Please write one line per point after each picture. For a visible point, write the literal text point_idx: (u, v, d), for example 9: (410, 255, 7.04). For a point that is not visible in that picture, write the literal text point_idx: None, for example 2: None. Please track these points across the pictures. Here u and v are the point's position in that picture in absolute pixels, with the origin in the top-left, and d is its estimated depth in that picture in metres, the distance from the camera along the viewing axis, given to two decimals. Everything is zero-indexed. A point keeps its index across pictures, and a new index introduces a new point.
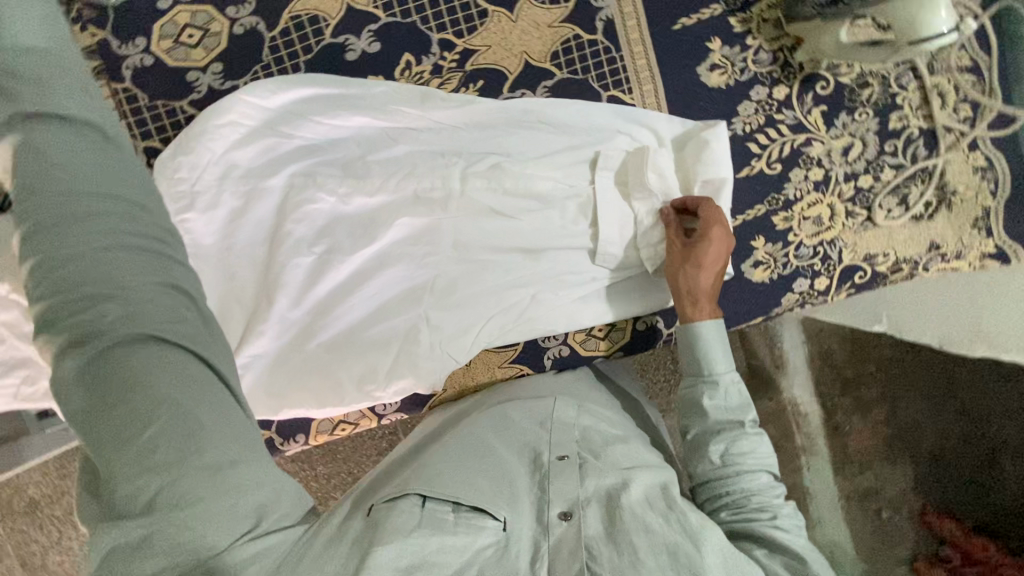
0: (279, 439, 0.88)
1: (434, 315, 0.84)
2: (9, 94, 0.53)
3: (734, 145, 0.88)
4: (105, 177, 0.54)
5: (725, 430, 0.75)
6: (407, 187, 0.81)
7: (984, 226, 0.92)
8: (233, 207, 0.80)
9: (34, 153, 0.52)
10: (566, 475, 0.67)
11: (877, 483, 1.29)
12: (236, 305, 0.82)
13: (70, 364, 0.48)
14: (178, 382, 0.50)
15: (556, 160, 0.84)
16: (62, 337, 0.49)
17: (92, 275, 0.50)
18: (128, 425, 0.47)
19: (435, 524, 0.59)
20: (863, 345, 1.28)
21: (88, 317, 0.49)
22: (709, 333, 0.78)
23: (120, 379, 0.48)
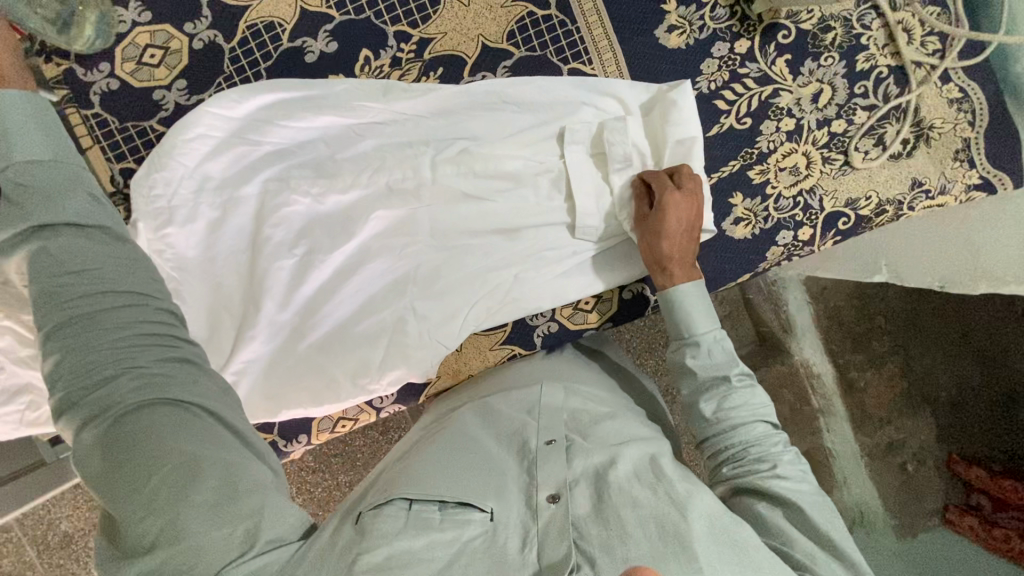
0: (282, 442, 0.89)
1: (418, 305, 0.85)
2: (22, 212, 0.54)
3: (700, 104, 0.87)
4: (120, 263, 0.56)
5: (712, 387, 0.75)
6: (379, 181, 0.82)
7: (965, 158, 0.91)
8: (212, 218, 0.82)
9: (47, 256, 0.53)
10: (553, 459, 0.67)
11: (900, 437, 1.29)
12: (225, 314, 0.83)
13: (87, 431, 0.51)
14: (191, 441, 0.52)
15: (523, 138, 0.84)
16: (79, 411, 0.51)
17: (106, 358, 0.52)
18: (140, 481, 0.50)
19: (421, 524, 0.58)
20: (868, 299, 1.31)
21: (104, 392, 0.51)
22: (691, 295, 0.79)
23: (134, 443, 0.51)
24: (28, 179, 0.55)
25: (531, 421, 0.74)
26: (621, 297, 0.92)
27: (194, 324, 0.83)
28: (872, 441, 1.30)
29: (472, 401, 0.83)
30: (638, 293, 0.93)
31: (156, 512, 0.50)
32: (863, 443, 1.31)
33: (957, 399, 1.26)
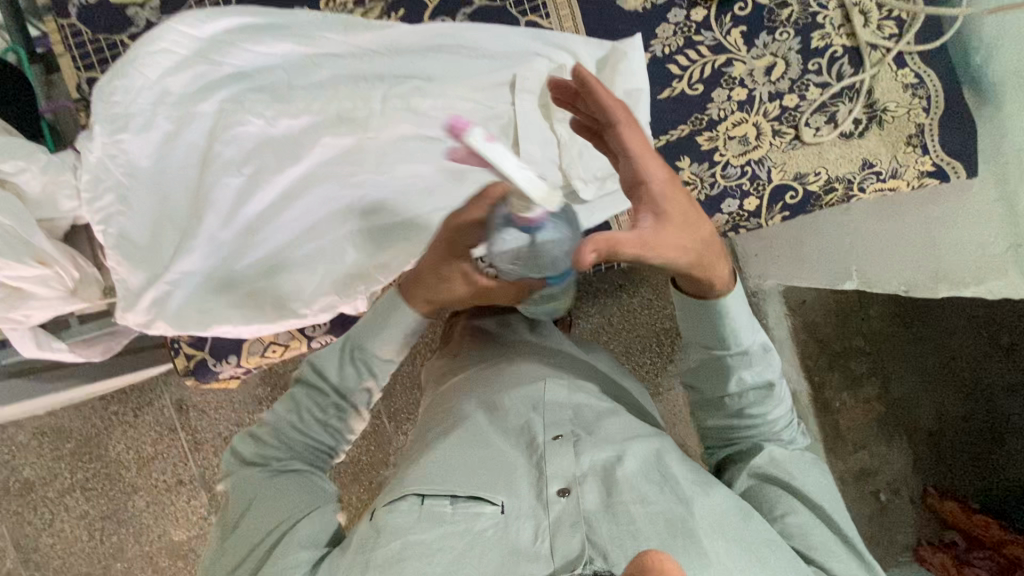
0: (212, 360, 0.91)
1: (359, 235, 0.87)
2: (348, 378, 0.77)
3: (654, 67, 0.89)
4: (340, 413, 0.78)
5: (749, 391, 0.73)
6: (330, 109, 0.86)
7: (918, 144, 0.91)
8: (167, 130, 0.85)
9: (320, 400, 0.76)
10: (561, 454, 0.69)
11: (873, 464, 1.40)
12: (171, 224, 0.86)
13: (227, 495, 0.71)
14: (299, 494, 0.69)
15: (474, 83, 0.86)
16: (257, 451, 0.74)
17: (296, 442, 0.75)
18: (260, 516, 0.67)
19: (434, 516, 0.63)
20: (849, 318, 1.43)
21: (282, 451, 0.74)
22: (736, 306, 0.70)
23: (272, 492, 0.69)
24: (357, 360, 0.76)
25: (536, 416, 0.75)
26: None
27: (137, 230, 0.84)
28: (845, 466, 1.40)
29: (479, 385, 0.83)
30: None
31: (243, 543, 0.66)
32: (835, 467, 1.41)
33: (933, 428, 1.37)
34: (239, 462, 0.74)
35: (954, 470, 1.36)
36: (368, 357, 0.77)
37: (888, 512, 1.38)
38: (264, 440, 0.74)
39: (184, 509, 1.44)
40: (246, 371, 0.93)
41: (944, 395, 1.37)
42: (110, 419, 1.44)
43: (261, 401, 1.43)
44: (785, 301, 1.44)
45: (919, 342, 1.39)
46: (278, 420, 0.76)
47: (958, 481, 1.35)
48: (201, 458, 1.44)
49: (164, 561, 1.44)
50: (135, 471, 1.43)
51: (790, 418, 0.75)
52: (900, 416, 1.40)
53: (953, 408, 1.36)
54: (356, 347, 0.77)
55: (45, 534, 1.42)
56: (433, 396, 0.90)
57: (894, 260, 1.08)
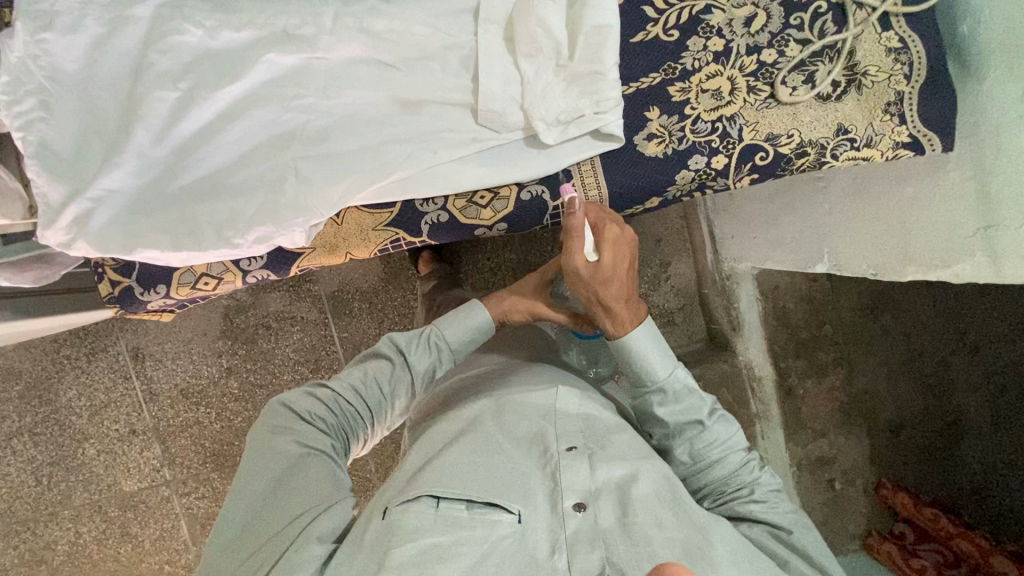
0: (139, 289, 0.86)
1: (301, 164, 0.81)
2: (407, 367, 0.78)
3: (628, 8, 0.86)
4: (377, 400, 0.76)
5: (685, 431, 0.77)
6: (276, 24, 0.79)
7: (896, 113, 0.86)
8: (96, 34, 0.77)
9: (376, 388, 0.76)
10: (576, 467, 0.66)
11: (831, 452, 1.40)
12: (96, 136, 0.79)
13: (244, 478, 0.65)
14: (319, 491, 0.65)
15: (434, 9, 0.82)
16: (289, 430, 0.70)
17: (328, 427, 0.72)
18: (283, 510, 0.63)
19: (449, 521, 0.60)
20: (819, 307, 1.41)
21: (314, 433, 0.70)
22: (643, 341, 0.78)
23: (297, 483, 0.65)
24: (419, 351, 0.79)
25: (548, 425, 0.73)
26: (519, 198, 0.87)
27: (59, 140, 0.77)
28: (802, 451, 1.42)
29: (486, 391, 0.81)
30: (537, 196, 0.87)
31: (260, 528, 0.62)
32: (792, 453, 1.44)
33: (896, 422, 1.35)
34: (277, 427, 0.70)
35: (908, 464, 1.34)
36: (443, 347, 0.81)
37: (842, 502, 1.38)
38: (319, 401, 0.73)
39: (136, 460, 1.41)
40: (176, 301, 0.90)
41: (908, 390, 1.34)
42: (61, 362, 1.38)
43: (222, 354, 1.42)
44: (757, 285, 1.46)
45: (888, 334, 1.36)
46: (340, 383, 0.75)
47: (913, 474, 1.33)
48: (158, 408, 1.41)
49: (114, 510, 1.41)
50: (86, 418, 1.40)
51: (745, 456, 0.76)
52: (863, 408, 1.38)
53: (914, 403, 1.33)
54: (436, 332, 0.80)
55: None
56: (439, 402, 0.88)
57: (868, 242, 1.08)
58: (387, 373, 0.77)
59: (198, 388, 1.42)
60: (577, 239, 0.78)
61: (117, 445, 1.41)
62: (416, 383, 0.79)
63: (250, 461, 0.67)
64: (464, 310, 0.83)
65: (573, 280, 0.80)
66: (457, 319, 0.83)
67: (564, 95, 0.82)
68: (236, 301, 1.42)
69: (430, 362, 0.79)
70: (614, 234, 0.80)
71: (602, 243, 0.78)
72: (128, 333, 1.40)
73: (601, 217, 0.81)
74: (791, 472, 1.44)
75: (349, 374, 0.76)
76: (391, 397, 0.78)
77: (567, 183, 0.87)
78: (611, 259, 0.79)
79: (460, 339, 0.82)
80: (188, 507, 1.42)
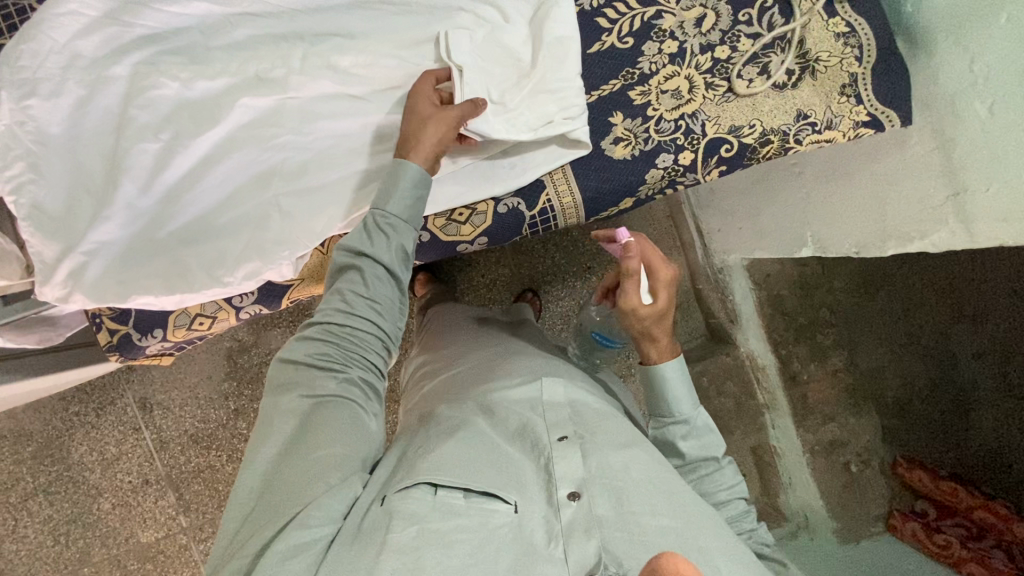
0: (136, 335, 0.89)
1: (283, 200, 0.84)
2: (375, 254, 0.70)
3: (583, 20, 0.90)
4: (369, 311, 0.70)
5: (702, 465, 0.81)
6: (249, 69, 0.83)
7: (852, 94, 0.89)
8: (78, 95, 0.81)
9: (359, 300, 0.69)
10: (568, 457, 0.68)
11: (843, 436, 1.38)
12: (84, 192, 0.82)
13: (267, 437, 0.64)
14: (341, 441, 0.64)
15: (397, 40, 0.86)
16: (294, 384, 0.67)
17: (328, 363, 0.68)
18: (300, 478, 0.61)
19: (447, 509, 0.61)
20: (813, 291, 1.42)
21: (321, 375, 0.67)
22: (674, 375, 0.82)
23: (312, 434, 0.64)
24: (376, 236, 0.70)
25: (535, 416, 0.75)
26: (497, 212, 0.89)
27: (50, 200, 0.81)
28: (814, 437, 1.40)
29: (473, 389, 0.84)
30: (514, 208, 0.90)
31: (273, 496, 0.60)
32: (803, 439, 1.42)
33: (903, 399, 1.34)
34: (284, 385, 0.68)
35: (920, 438, 1.33)
36: (391, 221, 0.71)
37: (857, 484, 1.35)
38: (316, 340, 0.69)
39: (152, 511, 1.42)
40: (174, 345, 0.92)
41: (910, 363, 1.34)
42: (71, 419, 1.40)
43: (230, 397, 1.44)
44: (749, 275, 1.47)
45: (882, 312, 1.36)
46: (321, 314, 0.69)
47: (924, 449, 1.32)
48: (170, 456, 1.42)
49: (133, 563, 1.42)
50: (100, 473, 1.41)
51: (746, 506, 0.80)
52: (870, 388, 1.37)
53: (918, 377, 1.33)
54: (378, 212, 0.71)
55: (10, 540, 1.39)
56: (429, 400, 0.90)
57: (845, 220, 1.10)
58: (357, 277, 0.70)
59: (208, 432, 1.43)
60: (637, 281, 0.78)
61: (131, 497, 1.42)
62: (392, 271, 0.71)
63: (266, 421, 0.66)
64: (388, 174, 0.73)
65: (626, 313, 0.80)
66: (392, 181, 0.73)
67: (533, 103, 0.85)
68: (238, 342, 1.44)
69: (391, 242, 0.71)
70: (667, 275, 0.81)
71: (657, 285, 0.80)
72: (136, 384, 1.42)
73: (654, 257, 0.81)
74: (804, 460, 1.41)
75: (327, 297, 0.71)
76: (381, 303, 0.70)
77: (541, 192, 0.89)
78: (664, 297, 0.80)
79: (403, 206, 0.72)
80: (206, 554, 1.43)
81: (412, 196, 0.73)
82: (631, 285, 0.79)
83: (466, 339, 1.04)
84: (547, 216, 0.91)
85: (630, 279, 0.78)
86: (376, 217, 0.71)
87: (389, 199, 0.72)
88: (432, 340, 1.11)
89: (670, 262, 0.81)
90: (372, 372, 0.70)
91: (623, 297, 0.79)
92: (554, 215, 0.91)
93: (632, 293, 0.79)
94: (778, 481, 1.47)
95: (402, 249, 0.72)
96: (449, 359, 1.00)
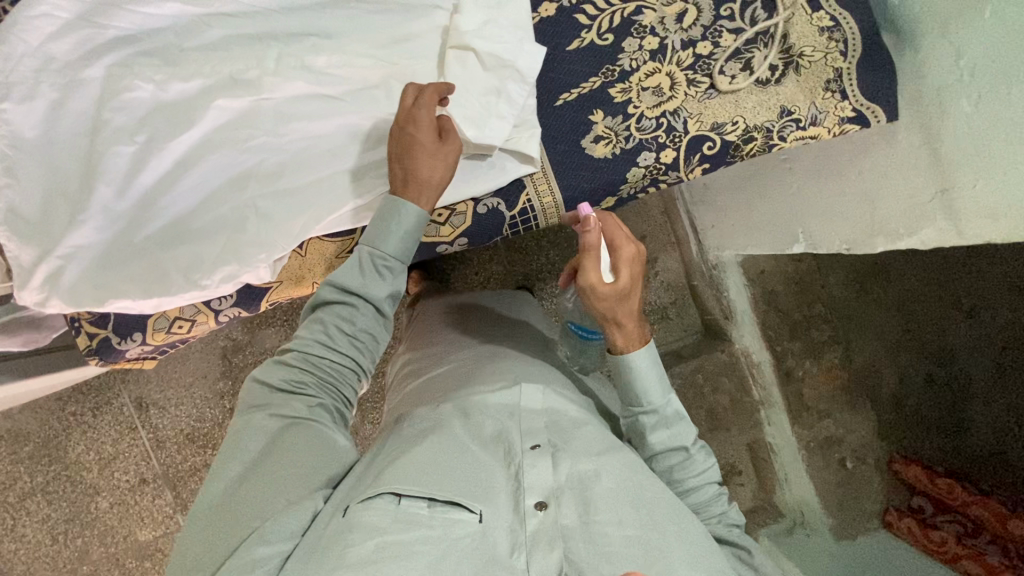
0: (116, 339, 0.88)
1: (261, 202, 0.84)
2: (367, 295, 0.72)
3: (561, 17, 0.88)
4: (350, 345, 0.73)
5: (673, 453, 0.80)
6: (223, 71, 0.82)
7: (837, 89, 0.88)
8: (53, 99, 0.80)
9: (342, 335, 0.72)
10: (540, 465, 0.67)
11: (839, 432, 1.37)
12: (60, 196, 0.81)
13: (232, 451, 0.65)
14: (306, 460, 0.66)
15: (372, 39, 0.84)
16: (263, 406, 0.69)
17: (300, 390, 0.70)
18: (258, 499, 0.62)
19: (409, 518, 0.61)
20: (809, 286, 1.42)
21: (294, 402, 0.69)
22: (643, 364, 0.79)
23: (278, 455, 0.65)
24: (370, 275, 0.72)
25: (511, 424, 0.75)
26: (477, 212, 0.88)
27: (27, 205, 0.80)
28: (809, 433, 1.38)
29: (450, 394, 0.84)
30: (494, 208, 0.89)
31: (228, 517, 0.61)
32: (799, 435, 1.40)
33: (898, 396, 1.33)
34: (254, 405, 0.69)
35: (918, 435, 1.32)
36: (391, 264, 0.73)
37: (855, 479, 1.35)
38: (290, 368, 0.71)
39: (148, 509, 1.43)
40: (155, 347, 0.92)
41: (907, 359, 1.33)
42: (66, 419, 1.40)
43: (225, 395, 1.45)
44: (744, 272, 1.46)
45: (881, 304, 1.35)
46: (305, 342, 0.71)
47: (920, 444, 1.31)
48: (165, 455, 1.43)
49: (131, 561, 1.43)
50: (96, 472, 1.42)
51: (717, 489, 0.80)
52: (866, 383, 1.36)
53: (914, 373, 1.32)
54: (377, 252, 0.72)
55: (9, 540, 1.40)
56: (408, 402, 0.91)
57: (832, 215, 1.09)
58: (346, 313, 0.72)
59: (204, 431, 1.44)
60: (596, 257, 0.77)
61: (128, 497, 1.42)
62: (381, 311, 0.74)
63: (231, 437, 0.67)
64: (390, 212, 0.73)
65: (586, 293, 0.78)
66: (387, 217, 0.73)
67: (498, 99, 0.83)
68: (233, 341, 1.45)
69: (386, 285, 0.73)
70: (631, 251, 0.78)
71: (617, 261, 0.78)
72: (129, 384, 1.42)
73: (618, 234, 0.79)
74: (800, 455, 1.40)
75: (307, 326, 0.72)
76: (365, 340, 0.73)
77: (521, 192, 0.88)
78: (625, 276, 0.77)
79: (403, 248, 0.73)
80: None
81: (414, 236, 0.74)
82: (590, 262, 0.77)
83: (452, 339, 1.03)
84: (528, 216, 0.90)
85: (585, 253, 0.76)
86: (370, 255, 0.72)
87: (388, 236, 0.72)
88: (418, 339, 1.11)
89: (635, 238, 0.79)
90: (342, 401, 0.74)
91: (581, 275, 0.77)
92: (535, 215, 0.90)
93: (589, 270, 0.77)
94: (775, 477, 1.46)
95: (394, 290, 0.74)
96: (433, 360, 0.99)
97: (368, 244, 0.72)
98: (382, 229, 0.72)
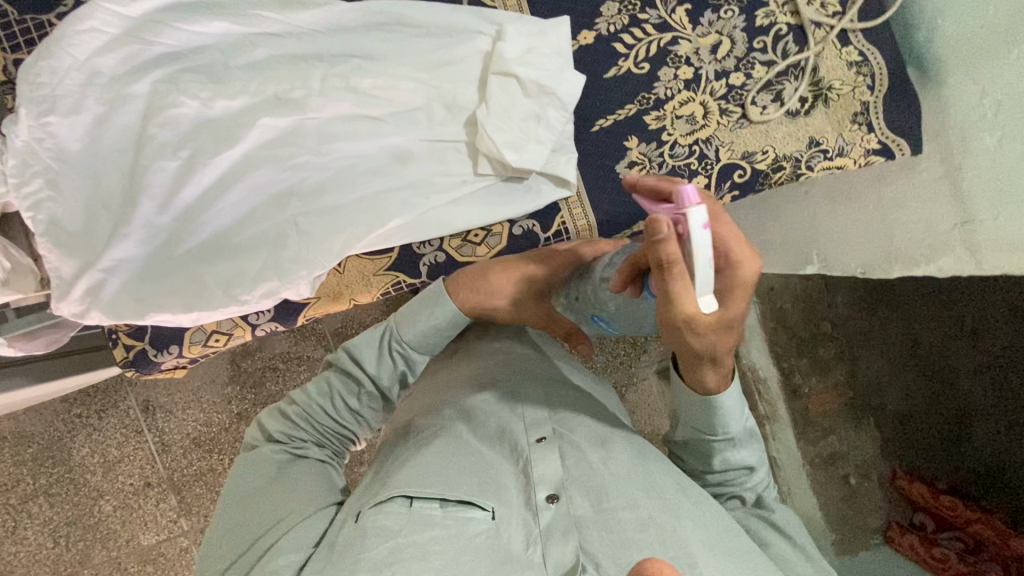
0: (153, 351, 0.89)
1: (302, 219, 0.85)
2: (385, 381, 0.76)
3: (599, 45, 0.90)
4: (359, 413, 0.76)
5: (735, 470, 0.73)
6: (268, 90, 0.84)
7: (864, 122, 0.91)
8: (97, 113, 0.81)
9: (352, 402, 0.75)
10: (546, 458, 0.69)
11: (843, 449, 1.39)
12: (102, 208, 0.83)
13: (236, 481, 0.69)
14: (306, 488, 0.67)
15: (415, 62, 0.86)
16: (270, 442, 0.72)
17: (305, 436, 0.73)
18: (266, 519, 0.64)
19: (422, 520, 0.61)
20: (814, 306, 1.45)
21: (300, 446, 0.73)
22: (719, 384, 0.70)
23: (279, 490, 0.66)
24: (389, 362, 0.76)
25: (514, 419, 0.75)
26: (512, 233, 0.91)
27: (69, 217, 0.81)
28: (814, 450, 1.44)
29: (450, 394, 0.82)
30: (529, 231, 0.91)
31: (241, 537, 0.63)
32: (804, 451, 1.46)
33: (903, 414, 1.30)
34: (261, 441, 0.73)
35: (923, 453, 1.27)
36: (408, 352, 0.76)
37: (857, 497, 1.35)
38: (296, 418, 0.73)
39: (153, 513, 1.42)
40: (189, 360, 0.93)
41: (911, 378, 1.28)
42: (72, 420, 1.40)
43: (231, 400, 1.44)
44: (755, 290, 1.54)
45: (887, 326, 1.32)
46: (315, 399, 0.75)
47: (925, 463, 1.27)
48: (172, 459, 1.42)
49: (134, 565, 1.42)
50: (102, 475, 1.41)
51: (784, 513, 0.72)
52: (870, 399, 1.35)
53: (918, 392, 1.27)
54: (396, 340, 0.75)
55: (10, 542, 1.38)
56: (404, 410, 0.86)
57: (845, 235, 1.07)
58: (358, 388, 0.75)
59: (210, 435, 1.43)
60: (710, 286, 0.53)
61: (134, 501, 1.42)
62: (390, 391, 0.77)
63: (238, 465, 0.71)
64: (419, 305, 0.76)
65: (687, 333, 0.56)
66: (414, 313, 0.76)
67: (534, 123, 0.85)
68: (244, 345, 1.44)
69: (398, 370, 0.76)
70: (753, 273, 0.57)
71: (730, 288, 0.57)
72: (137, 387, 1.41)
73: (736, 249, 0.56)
74: (804, 470, 1.45)
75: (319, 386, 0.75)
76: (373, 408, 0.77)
77: (557, 215, 0.91)
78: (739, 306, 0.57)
79: (420, 338, 0.76)
80: None
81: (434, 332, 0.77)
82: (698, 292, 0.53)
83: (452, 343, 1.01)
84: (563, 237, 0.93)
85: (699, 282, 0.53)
86: (393, 344, 0.76)
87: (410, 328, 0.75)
88: None
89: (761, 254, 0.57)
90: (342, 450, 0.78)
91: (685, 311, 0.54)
92: (568, 237, 0.92)
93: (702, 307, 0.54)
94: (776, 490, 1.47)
95: (408, 374, 0.77)
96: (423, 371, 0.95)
97: (392, 332, 0.76)
98: (406, 320, 0.76)
